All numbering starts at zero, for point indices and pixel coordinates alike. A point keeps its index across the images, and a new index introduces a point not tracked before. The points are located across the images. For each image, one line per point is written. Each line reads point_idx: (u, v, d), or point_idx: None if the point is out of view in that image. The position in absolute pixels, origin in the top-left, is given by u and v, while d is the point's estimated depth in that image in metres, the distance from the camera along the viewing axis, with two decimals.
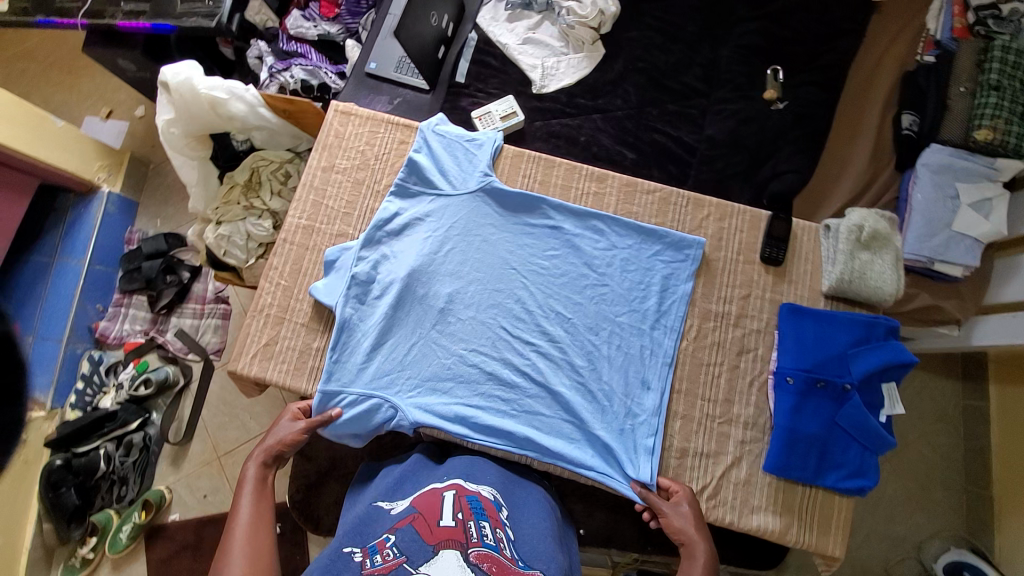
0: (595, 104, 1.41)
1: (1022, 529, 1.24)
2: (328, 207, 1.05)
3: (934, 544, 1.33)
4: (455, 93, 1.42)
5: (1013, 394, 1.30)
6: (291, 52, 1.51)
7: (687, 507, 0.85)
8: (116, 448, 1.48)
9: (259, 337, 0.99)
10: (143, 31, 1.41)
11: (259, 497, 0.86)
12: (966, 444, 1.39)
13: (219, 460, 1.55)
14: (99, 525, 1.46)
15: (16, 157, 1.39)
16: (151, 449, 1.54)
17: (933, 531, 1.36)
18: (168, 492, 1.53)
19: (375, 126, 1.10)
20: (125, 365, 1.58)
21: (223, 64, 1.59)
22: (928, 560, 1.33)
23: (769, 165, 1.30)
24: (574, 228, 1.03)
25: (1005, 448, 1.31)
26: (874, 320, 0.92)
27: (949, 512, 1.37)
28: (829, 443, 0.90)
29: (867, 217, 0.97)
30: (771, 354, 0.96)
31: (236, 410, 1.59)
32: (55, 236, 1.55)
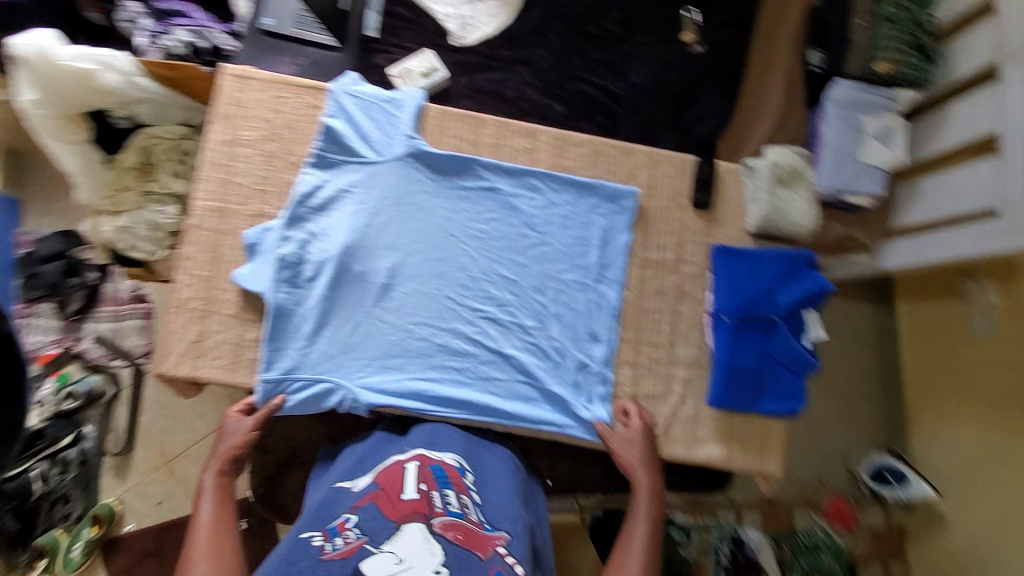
0: (517, 55, 1.35)
1: (928, 426, 1.43)
2: (240, 185, 0.96)
3: (858, 452, 1.52)
4: (368, 50, 1.32)
5: (917, 309, 1.48)
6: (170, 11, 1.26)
7: (637, 434, 0.91)
8: (50, 468, 1.35)
9: (185, 334, 0.91)
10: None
11: (219, 499, 0.84)
12: (882, 358, 1.57)
13: (169, 464, 1.48)
14: (45, 548, 1.35)
15: None
16: (90, 463, 1.44)
17: (858, 437, 1.54)
18: (118, 504, 1.45)
19: (281, 91, 1.00)
20: (40, 380, 1.41)
21: (90, 31, 1.27)
22: (854, 466, 1.51)
23: (692, 110, 1.30)
24: (511, 188, 1.01)
25: (914, 357, 1.49)
26: (796, 253, 0.98)
27: (869, 424, 1.54)
28: (763, 373, 0.97)
29: (781, 157, 1.05)
30: (707, 295, 1.00)
31: (179, 412, 1.51)
32: None
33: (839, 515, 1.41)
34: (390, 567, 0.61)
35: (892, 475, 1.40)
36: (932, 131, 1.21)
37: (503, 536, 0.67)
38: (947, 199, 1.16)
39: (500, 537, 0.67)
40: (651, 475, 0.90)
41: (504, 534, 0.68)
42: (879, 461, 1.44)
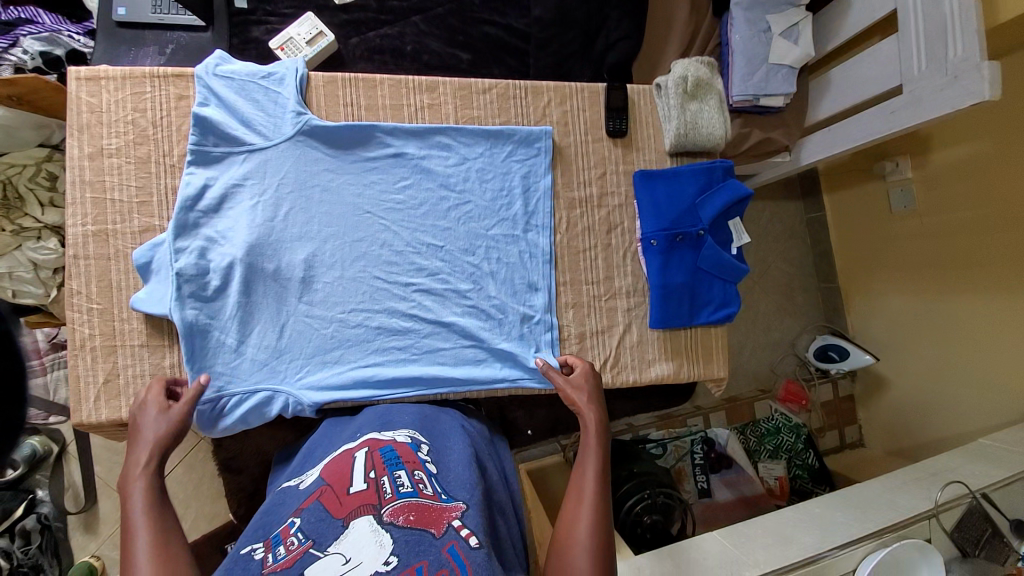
0: (410, 3, 1.26)
1: (864, 303, 1.53)
2: (116, 201, 0.86)
3: (804, 338, 1.63)
4: (241, 24, 1.20)
5: (842, 198, 1.54)
6: (11, 19, 1.14)
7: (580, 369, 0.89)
8: (10, 542, 1.28)
9: (95, 376, 0.84)
10: None
11: (155, 489, 0.67)
12: (815, 248, 1.65)
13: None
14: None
15: None
16: (53, 528, 1.35)
17: (801, 327, 1.65)
18: (98, 559, 1.37)
19: (139, 86, 0.88)
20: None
21: None
22: (800, 349, 1.62)
23: (602, 36, 1.26)
24: (418, 150, 0.95)
25: (843, 242, 1.57)
26: (712, 165, 0.99)
27: (809, 312, 1.66)
28: (697, 286, 1.00)
29: (689, 66, 0.98)
30: (636, 223, 1.01)
31: None
32: None
33: (792, 396, 1.53)
34: (338, 568, 0.52)
35: (836, 352, 1.49)
36: (835, 23, 1.21)
37: (461, 506, 0.64)
38: (852, 90, 1.17)
39: (457, 506, 0.64)
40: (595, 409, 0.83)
41: (461, 505, 0.64)
42: (822, 342, 1.54)
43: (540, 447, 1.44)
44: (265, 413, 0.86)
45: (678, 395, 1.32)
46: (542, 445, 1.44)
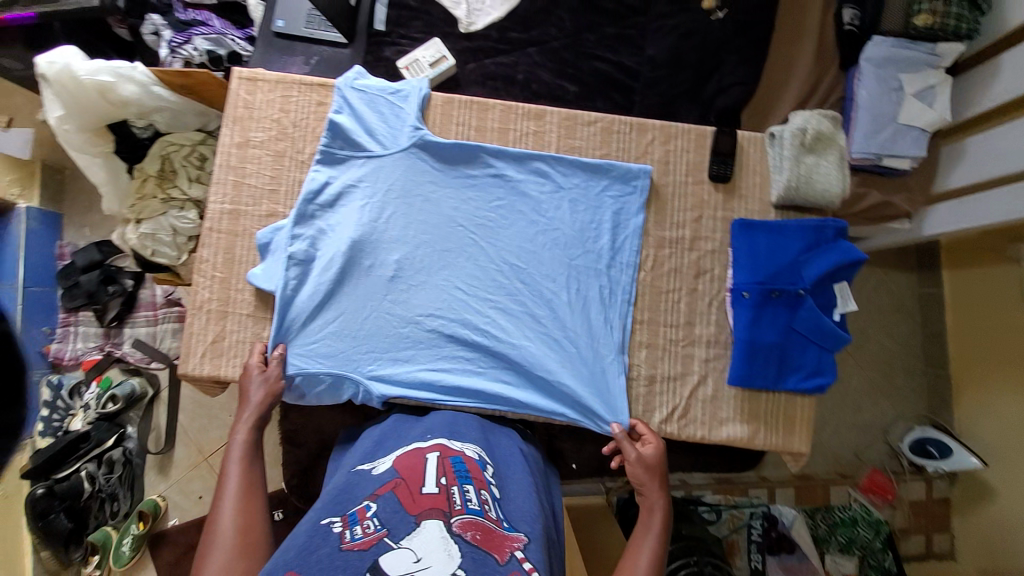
0: (528, 37, 1.36)
1: (979, 402, 1.32)
2: (251, 186, 0.97)
3: (900, 425, 1.44)
4: (377, 44, 1.35)
5: (967, 275, 1.36)
6: (189, 21, 1.44)
7: (647, 449, 0.87)
8: (98, 468, 1.53)
9: (205, 335, 0.94)
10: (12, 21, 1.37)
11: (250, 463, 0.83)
12: (924, 328, 1.46)
13: (208, 461, 1.64)
14: (98, 543, 1.50)
15: None
16: (135, 463, 1.60)
17: (899, 413, 1.45)
18: (163, 500, 1.61)
19: (287, 90, 1.00)
20: (87, 385, 1.61)
21: (120, 44, 1.50)
22: (895, 439, 1.42)
23: (715, 79, 1.27)
24: (517, 173, 0.97)
25: (958, 324, 1.38)
26: (823, 223, 0.93)
27: (912, 396, 1.45)
28: (788, 348, 0.92)
29: (809, 119, 0.95)
30: (727, 272, 0.95)
31: (213, 411, 1.67)
32: None
33: (878, 488, 1.36)
34: (410, 565, 0.58)
35: (936, 448, 1.31)
36: (978, 87, 1.14)
37: (522, 537, 0.66)
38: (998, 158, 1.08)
39: (517, 537, 0.66)
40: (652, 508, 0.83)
41: (523, 535, 0.66)
42: (920, 434, 1.35)
43: (584, 484, 1.36)
44: (338, 395, 0.92)
45: (741, 461, 1.23)
46: (586, 482, 1.35)
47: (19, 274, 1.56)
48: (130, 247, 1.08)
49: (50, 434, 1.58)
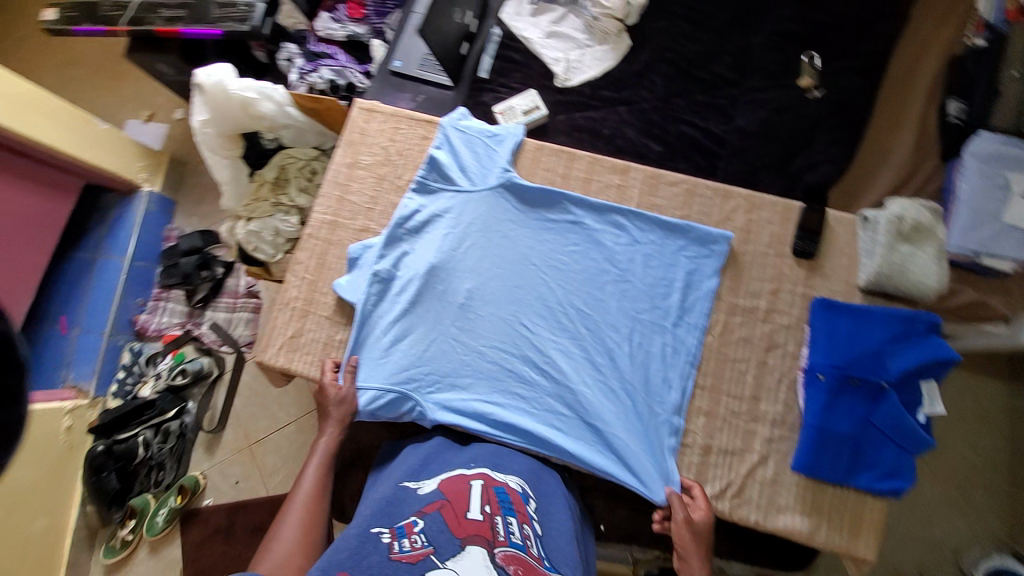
0: (619, 96, 1.44)
1: None
2: (351, 203, 1.07)
3: (972, 550, 1.26)
4: (478, 89, 1.47)
5: None
6: (320, 53, 1.76)
7: (700, 517, 0.83)
8: (153, 436, 1.68)
9: (285, 329, 1.02)
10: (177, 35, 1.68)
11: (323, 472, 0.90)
12: (1012, 446, 1.31)
13: (250, 448, 1.75)
14: (138, 508, 1.65)
15: (73, 163, 1.63)
16: (186, 437, 1.74)
17: (973, 534, 1.27)
18: (202, 479, 1.71)
19: (398, 123, 1.11)
20: (163, 356, 1.78)
21: (257, 66, 1.86)
22: (967, 565, 1.25)
23: (804, 155, 1.31)
24: (595, 222, 1.00)
25: None
26: (914, 315, 0.88)
27: (992, 519, 1.27)
28: (862, 443, 0.86)
29: (907, 208, 0.92)
30: (802, 351, 0.92)
31: (265, 400, 1.79)
32: (100, 235, 1.82)
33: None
34: None
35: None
36: None
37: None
38: None
39: None
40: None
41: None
42: (999, 562, 1.19)
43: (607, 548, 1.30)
44: (392, 410, 0.95)
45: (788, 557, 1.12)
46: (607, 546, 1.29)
47: (130, 249, 1.80)
48: (238, 240, 1.20)
49: (120, 395, 1.75)
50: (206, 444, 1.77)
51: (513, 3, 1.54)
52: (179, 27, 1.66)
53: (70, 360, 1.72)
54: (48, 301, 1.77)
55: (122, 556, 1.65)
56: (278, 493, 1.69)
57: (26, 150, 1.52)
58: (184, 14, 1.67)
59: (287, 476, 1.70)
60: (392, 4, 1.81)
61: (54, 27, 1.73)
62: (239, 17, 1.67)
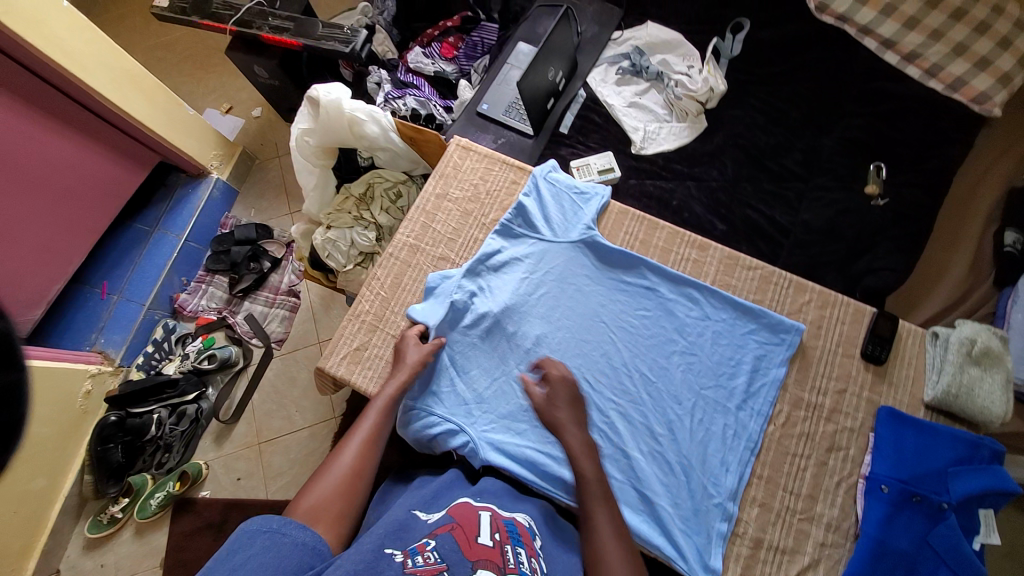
0: (690, 172, 1.51)
1: None
2: (435, 231, 1.11)
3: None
4: (557, 142, 1.55)
5: None
6: (407, 82, 1.83)
7: (564, 404, 0.91)
8: (168, 416, 1.66)
9: (351, 340, 1.04)
10: (283, 43, 1.74)
11: (384, 417, 0.88)
12: None
13: (259, 446, 1.71)
14: (134, 487, 1.60)
15: (154, 139, 1.60)
16: (199, 423, 1.70)
17: None
18: (206, 468, 1.67)
19: (491, 165, 1.17)
20: (193, 338, 1.80)
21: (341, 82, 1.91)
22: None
23: (866, 259, 1.36)
24: (669, 292, 1.03)
25: None
26: (979, 441, 0.88)
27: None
28: (918, 564, 0.83)
29: (980, 332, 0.93)
30: (864, 457, 0.92)
31: (284, 400, 1.76)
32: (160, 210, 1.82)
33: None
34: None
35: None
36: None
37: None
38: None
39: None
40: (599, 480, 0.84)
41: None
42: None
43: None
44: (446, 442, 0.94)
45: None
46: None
47: (188, 229, 1.81)
48: (314, 244, 1.25)
49: (144, 369, 1.72)
50: (215, 434, 1.73)
51: (600, 70, 1.63)
52: (282, 37, 1.72)
53: (102, 325, 1.68)
54: (94, 261, 1.72)
55: (106, 532, 1.59)
56: (277, 499, 1.63)
57: (118, 122, 1.52)
58: (292, 27, 1.74)
59: (291, 482, 1.65)
60: (482, 49, 1.88)
61: (162, 13, 1.78)
62: (342, 38, 1.76)
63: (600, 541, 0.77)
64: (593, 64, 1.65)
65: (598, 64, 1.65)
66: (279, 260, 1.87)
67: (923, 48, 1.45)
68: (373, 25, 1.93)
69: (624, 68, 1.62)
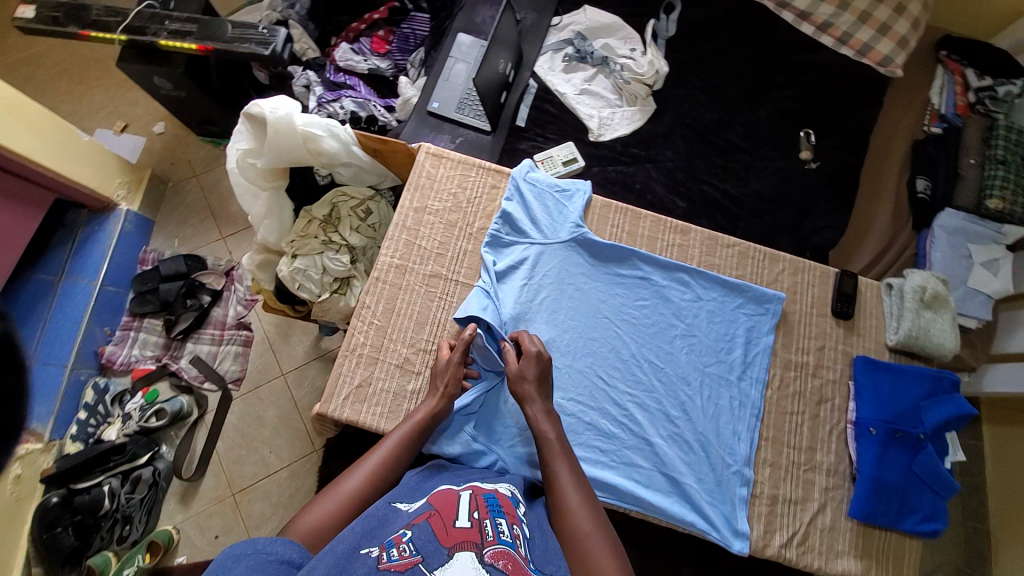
0: (647, 154, 1.55)
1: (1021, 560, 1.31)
2: (421, 247, 1.06)
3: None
4: (515, 136, 1.53)
5: (1005, 434, 1.42)
6: (340, 83, 1.61)
7: (534, 375, 0.89)
8: (121, 485, 1.38)
9: (352, 378, 0.97)
10: (186, 50, 1.43)
11: (400, 449, 0.84)
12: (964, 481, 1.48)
13: (234, 497, 1.47)
14: (94, 569, 1.29)
15: (38, 172, 1.32)
16: (159, 486, 1.44)
17: (937, 563, 1.43)
18: (176, 532, 1.42)
19: (467, 170, 1.13)
20: (133, 395, 1.50)
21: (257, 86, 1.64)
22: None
23: (810, 220, 1.49)
24: (662, 278, 1.07)
25: (999, 484, 1.40)
26: (940, 375, 1.02)
27: (948, 546, 1.45)
28: (907, 490, 0.97)
29: (928, 279, 1.08)
30: (849, 404, 1.03)
31: (254, 443, 1.52)
32: (64, 253, 1.48)
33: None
34: None
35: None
36: None
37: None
38: None
39: None
40: (560, 437, 0.86)
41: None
42: None
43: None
44: (471, 463, 0.93)
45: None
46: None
47: (104, 272, 1.51)
48: (281, 277, 1.13)
49: (80, 440, 1.42)
50: (180, 494, 1.48)
51: (546, 58, 1.62)
52: (186, 43, 1.41)
53: None
54: None
55: None
56: None
57: None
58: (195, 30, 1.43)
59: (277, 529, 1.45)
60: (416, 42, 1.68)
61: (30, 26, 1.44)
62: (258, 39, 1.45)
63: (560, 490, 0.79)
64: (538, 53, 1.62)
65: (542, 53, 1.63)
66: (219, 292, 1.60)
67: (834, 17, 1.57)
68: (285, 20, 1.65)
69: (569, 55, 1.61)
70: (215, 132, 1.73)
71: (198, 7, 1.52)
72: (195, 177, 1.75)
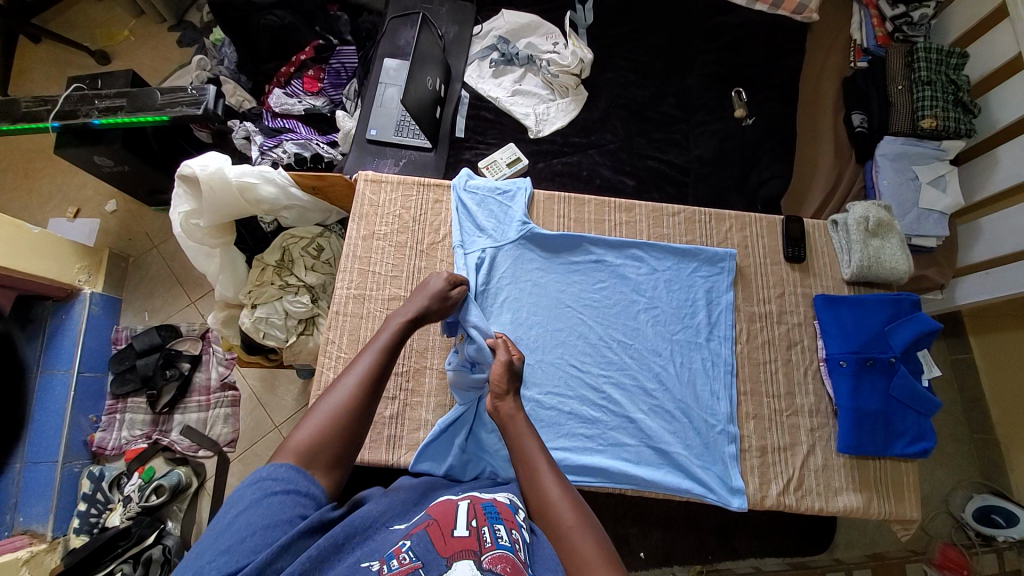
0: (589, 141, 1.58)
1: None
2: (375, 274, 1.07)
3: (957, 496, 1.42)
4: (457, 148, 1.55)
5: (992, 343, 1.44)
6: (279, 128, 1.59)
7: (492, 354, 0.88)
8: (133, 569, 1.32)
9: None
10: (121, 125, 1.42)
11: (385, 355, 0.81)
12: (963, 396, 1.50)
13: None
14: None
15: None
16: (171, 561, 1.36)
17: (955, 483, 1.44)
18: None
19: (408, 191, 1.14)
20: (129, 476, 1.46)
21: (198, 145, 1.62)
22: (957, 510, 1.41)
23: (756, 173, 1.53)
24: (616, 259, 1.09)
25: (998, 391, 1.43)
26: (899, 297, 1.04)
27: (962, 463, 1.46)
28: (890, 414, 0.99)
29: (869, 209, 1.10)
30: (817, 343, 1.06)
31: None
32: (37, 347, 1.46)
33: (952, 564, 1.31)
34: None
35: (1001, 516, 1.30)
36: (981, 174, 1.40)
37: None
38: (1007, 238, 1.32)
39: None
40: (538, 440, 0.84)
41: None
42: (983, 502, 1.34)
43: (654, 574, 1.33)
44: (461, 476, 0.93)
45: (810, 542, 1.37)
46: (655, 571, 1.32)
47: (79, 358, 1.48)
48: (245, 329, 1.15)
49: (85, 532, 1.39)
50: None
51: (474, 67, 1.63)
52: (118, 118, 1.41)
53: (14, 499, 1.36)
54: None
55: None
56: None
57: None
58: (126, 103, 1.42)
59: None
60: (348, 75, 1.68)
61: None
62: (189, 100, 1.44)
63: (541, 488, 0.76)
64: (465, 63, 1.63)
65: (470, 62, 1.64)
66: (199, 356, 1.57)
67: None
68: (216, 76, 1.68)
69: (495, 60, 1.62)
70: (164, 199, 1.71)
71: (127, 80, 1.51)
72: (155, 248, 1.73)
